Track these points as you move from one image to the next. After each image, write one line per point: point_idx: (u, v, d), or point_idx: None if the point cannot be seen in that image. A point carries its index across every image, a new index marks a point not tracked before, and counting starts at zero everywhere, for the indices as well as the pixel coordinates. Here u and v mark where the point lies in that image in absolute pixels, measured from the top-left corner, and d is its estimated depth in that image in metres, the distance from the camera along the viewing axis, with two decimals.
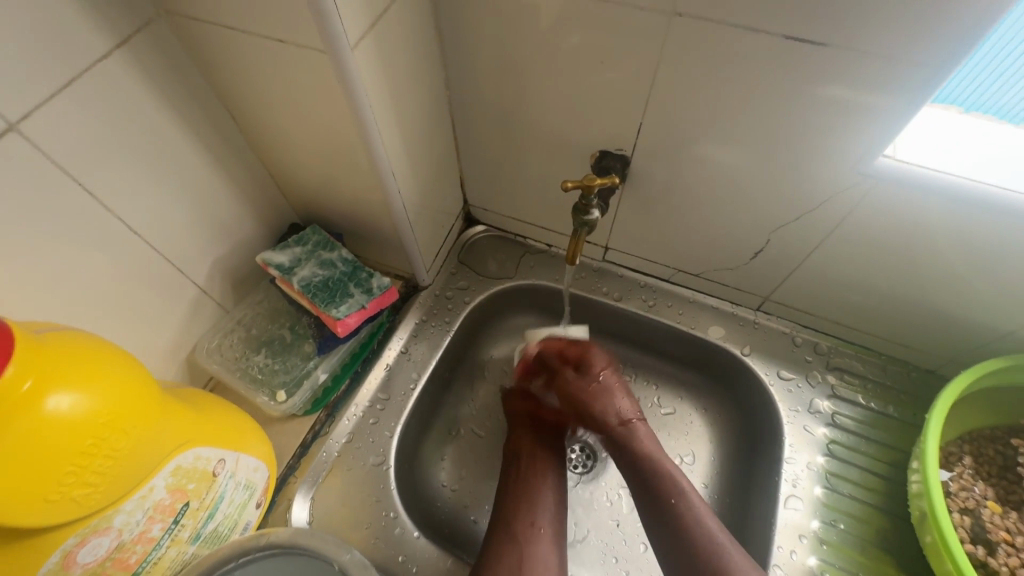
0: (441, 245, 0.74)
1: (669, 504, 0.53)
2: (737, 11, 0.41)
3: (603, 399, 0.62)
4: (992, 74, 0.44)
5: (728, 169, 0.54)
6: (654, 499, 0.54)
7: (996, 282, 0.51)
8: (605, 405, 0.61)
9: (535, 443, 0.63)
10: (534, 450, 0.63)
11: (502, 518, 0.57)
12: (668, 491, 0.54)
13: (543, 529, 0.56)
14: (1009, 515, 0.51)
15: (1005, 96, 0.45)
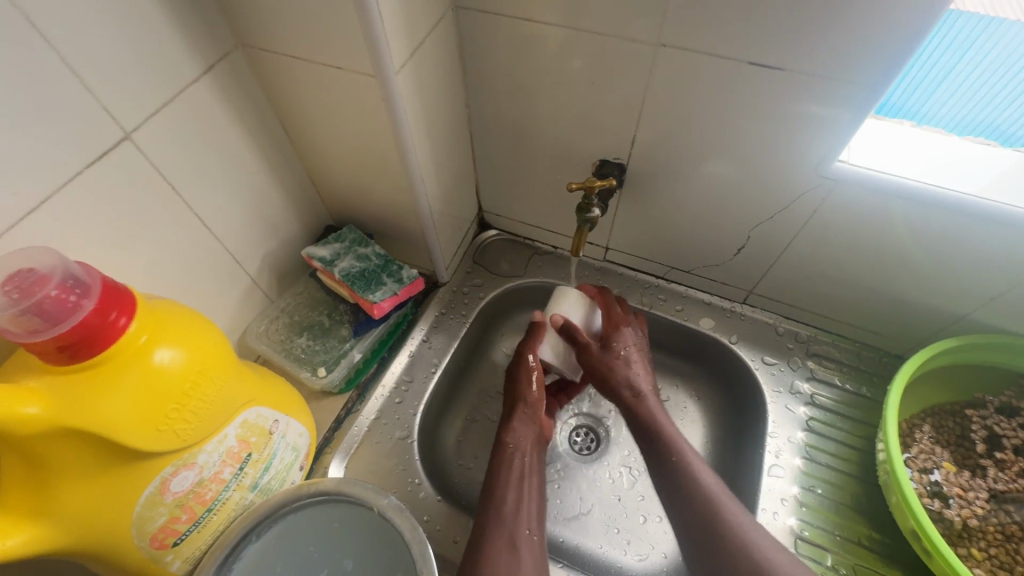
0: (458, 246, 0.82)
1: (672, 463, 0.57)
2: (711, 42, 0.50)
3: (622, 369, 0.65)
4: (932, 89, 0.52)
5: (711, 175, 0.62)
6: (660, 457, 0.59)
7: (946, 271, 0.59)
8: (623, 374, 0.64)
9: (528, 445, 0.64)
10: (527, 452, 0.64)
11: (497, 504, 0.57)
12: (672, 451, 0.58)
13: (531, 533, 0.55)
14: (964, 474, 0.58)
15: (944, 110, 0.54)
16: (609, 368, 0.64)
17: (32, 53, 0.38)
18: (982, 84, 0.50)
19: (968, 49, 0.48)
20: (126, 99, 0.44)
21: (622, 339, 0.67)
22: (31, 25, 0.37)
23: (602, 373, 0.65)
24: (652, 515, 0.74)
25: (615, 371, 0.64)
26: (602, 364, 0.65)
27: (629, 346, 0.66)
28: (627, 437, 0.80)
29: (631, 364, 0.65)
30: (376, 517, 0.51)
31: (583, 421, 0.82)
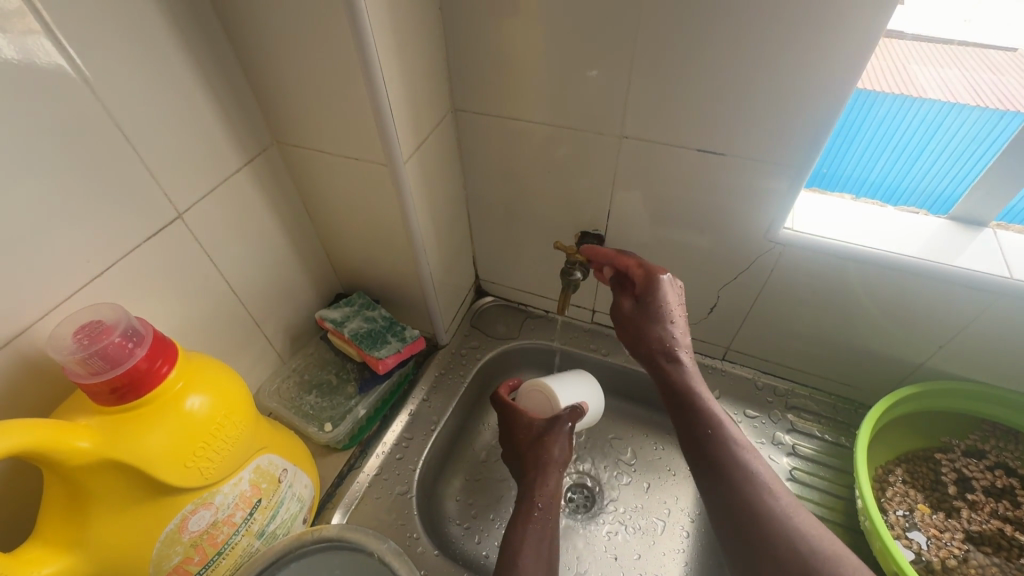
0: (457, 311, 0.89)
1: (704, 434, 0.55)
2: (665, 133, 0.60)
3: (655, 328, 0.61)
4: (908, 158, 0.60)
5: (677, 243, 0.71)
6: (692, 428, 0.56)
7: (897, 324, 0.65)
8: (658, 334, 0.61)
9: (546, 492, 0.63)
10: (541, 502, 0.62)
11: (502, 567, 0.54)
12: (703, 423, 0.55)
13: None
14: (938, 515, 0.61)
15: (923, 181, 0.61)
16: (644, 324, 0.62)
17: (109, 145, 0.47)
18: (951, 155, 0.58)
19: (938, 128, 0.56)
20: (181, 185, 0.54)
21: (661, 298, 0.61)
22: (111, 121, 0.46)
23: (635, 330, 0.63)
24: (649, 574, 0.74)
25: (650, 325, 0.61)
26: (639, 328, 0.63)
27: (667, 294, 0.61)
28: (621, 495, 0.82)
29: (666, 316, 0.61)
30: (375, 562, 0.54)
31: (579, 480, 0.84)
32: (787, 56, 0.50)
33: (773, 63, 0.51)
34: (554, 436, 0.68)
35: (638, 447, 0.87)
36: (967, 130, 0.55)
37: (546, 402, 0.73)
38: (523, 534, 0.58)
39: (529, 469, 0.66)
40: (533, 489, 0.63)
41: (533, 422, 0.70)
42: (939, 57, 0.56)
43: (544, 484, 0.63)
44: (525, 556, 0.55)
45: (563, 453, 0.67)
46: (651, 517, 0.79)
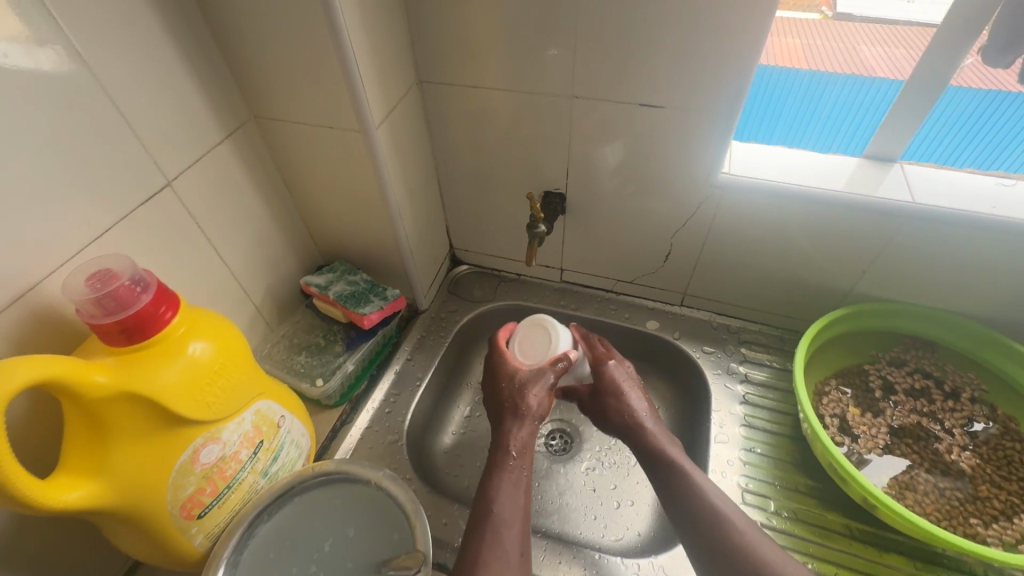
0: (435, 278, 0.95)
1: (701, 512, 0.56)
2: (612, 91, 0.66)
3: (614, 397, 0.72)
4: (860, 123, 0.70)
5: (630, 196, 0.77)
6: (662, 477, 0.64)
7: (825, 256, 0.73)
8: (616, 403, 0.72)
9: (519, 447, 0.65)
10: (517, 458, 0.65)
11: (476, 521, 0.58)
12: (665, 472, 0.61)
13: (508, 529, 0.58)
14: (866, 415, 0.70)
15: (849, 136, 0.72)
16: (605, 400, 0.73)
17: (100, 117, 0.51)
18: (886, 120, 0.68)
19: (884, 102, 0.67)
20: (168, 155, 0.58)
21: (619, 374, 0.74)
22: (102, 93, 0.50)
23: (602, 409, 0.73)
24: (625, 501, 0.81)
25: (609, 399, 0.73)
26: (603, 403, 0.74)
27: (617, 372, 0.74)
28: (595, 435, 0.89)
29: (627, 391, 0.73)
30: (372, 491, 0.59)
31: (556, 427, 0.91)
32: (712, 14, 0.57)
33: (701, 21, 0.58)
34: (530, 387, 0.70)
35: None
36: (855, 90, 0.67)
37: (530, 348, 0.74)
38: (497, 482, 0.62)
39: (504, 416, 0.69)
40: (504, 438, 0.66)
41: (515, 371, 0.72)
42: (884, 36, 0.67)
43: (517, 433, 0.66)
44: (501, 503, 0.60)
45: (540, 410, 0.69)
46: (624, 452, 0.87)
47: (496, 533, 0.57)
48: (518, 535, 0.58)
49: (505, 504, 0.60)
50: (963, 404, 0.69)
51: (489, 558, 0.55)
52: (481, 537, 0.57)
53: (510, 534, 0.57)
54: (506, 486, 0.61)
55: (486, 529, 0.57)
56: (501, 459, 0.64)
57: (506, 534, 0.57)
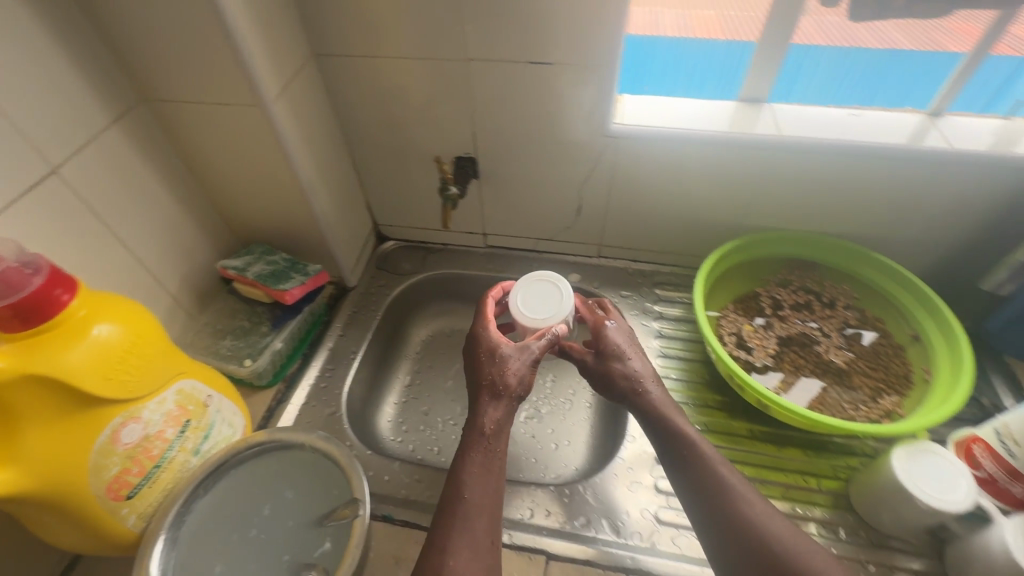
0: (361, 255, 0.96)
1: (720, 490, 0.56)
2: (502, 51, 0.69)
3: (617, 363, 0.66)
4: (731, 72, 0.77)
5: (536, 155, 0.81)
6: (673, 452, 0.60)
7: (715, 195, 0.80)
8: (619, 370, 0.66)
9: (496, 430, 0.59)
10: (494, 440, 0.59)
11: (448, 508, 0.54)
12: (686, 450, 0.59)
13: (479, 517, 0.53)
14: (758, 330, 0.78)
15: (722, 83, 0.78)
16: (604, 364, 0.66)
17: None
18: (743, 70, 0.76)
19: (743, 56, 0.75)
20: (51, 141, 0.56)
21: (613, 339, 0.67)
22: None
23: (600, 374, 0.67)
24: (563, 442, 0.87)
25: (611, 364, 0.66)
26: (601, 370, 0.67)
27: (616, 336, 0.68)
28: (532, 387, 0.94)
29: (625, 355, 0.66)
30: (309, 455, 0.61)
31: None
32: None
33: None
34: (510, 363, 0.62)
35: None
36: (723, 53, 0.75)
37: (538, 303, 0.71)
38: (469, 464, 0.56)
39: (480, 394, 0.61)
40: (479, 417, 0.60)
41: (497, 345, 0.64)
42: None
43: (489, 413, 0.60)
44: (471, 491, 0.54)
45: (521, 390, 0.62)
46: (559, 399, 0.92)
47: (463, 522, 0.52)
48: (485, 522, 0.53)
49: (477, 488, 0.55)
50: (838, 311, 0.79)
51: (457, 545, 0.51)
52: (449, 526, 0.52)
53: (479, 520, 0.53)
54: (476, 470, 0.56)
55: (452, 518, 0.53)
56: (473, 439, 0.58)
57: (474, 523, 0.52)
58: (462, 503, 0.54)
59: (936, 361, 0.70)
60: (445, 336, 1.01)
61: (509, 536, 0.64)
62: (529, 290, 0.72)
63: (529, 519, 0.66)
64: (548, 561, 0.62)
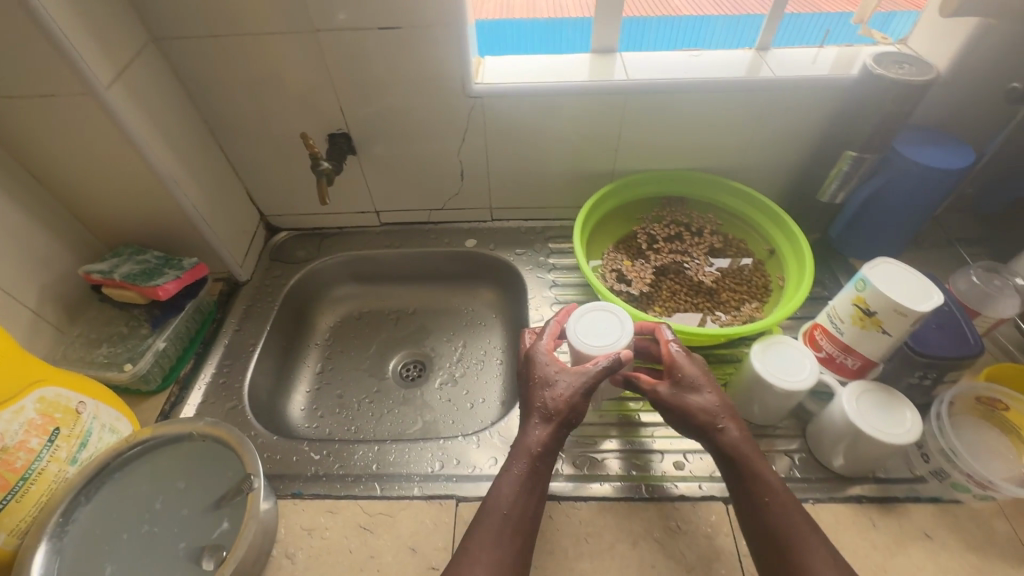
0: (250, 248, 0.93)
1: (776, 526, 0.52)
2: (347, 19, 0.70)
3: (692, 398, 0.60)
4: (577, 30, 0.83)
5: (409, 123, 0.83)
6: (743, 490, 0.55)
7: (584, 144, 0.85)
8: (693, 404, 0.60)
9: (543, 454, 0.58)
10: (540, 460, 0.58)
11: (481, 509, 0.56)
12: (759, 490, 0.54)
13: (509, 533, 0.53)
14: (636, 265, 0.84)
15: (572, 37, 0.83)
16: (676, 397, 0.60)
17: None
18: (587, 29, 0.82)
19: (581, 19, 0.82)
20: None
21: (687, 367, 0.61)
22: None
23: (674, 408, 0.60)
24: (479, 400, 0.88)
25: (687, 397, 0.60)
26: (675, 404, 0.60)
27: (686, 368, 0.61)
28: (445, 355, 0.95)
29: (700, 386, 0.60)
30: (201, 442, 0.60)
31: (411, 358, 0.95)
32: None
33: None
34: (562, 386, 0.60)
35: (451, 316, 1.00)
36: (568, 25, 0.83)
37: (595, 326, 0.64)
38: (506, 473, 0.57)
39: (530, 411, 0.61)
40: (526, 436, 0.59)
41: (553, 364, 0.62)
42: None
43: (533, 434, 0.59)
44: (499, 493, 0.56)
45: (571, 418, 0.60)
46: (473, 361, 0.94)
47: (487, 534, 0.53)
48: (509, 539, 0.53)
49: (514, 502, 0.55)
50: (705, 237, 0.87)
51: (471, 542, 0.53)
52: (476, 529, 0.54)
53: (505, 536, 0.53)
54: (511, 490, 0.56)
55: (480, 527, 0.54)
56: (517, 454, 0.58)
57: (497, 535, 0.53)
58: (489, 514, 0.55)
59: (787, 267, 0.79)
60: (354, 319, 1.00)
61: (419, 488, 0.66)
62: (596, 315, 0.65)
63: (439, 471, 0.68)
64: (458, 503, 0.64)
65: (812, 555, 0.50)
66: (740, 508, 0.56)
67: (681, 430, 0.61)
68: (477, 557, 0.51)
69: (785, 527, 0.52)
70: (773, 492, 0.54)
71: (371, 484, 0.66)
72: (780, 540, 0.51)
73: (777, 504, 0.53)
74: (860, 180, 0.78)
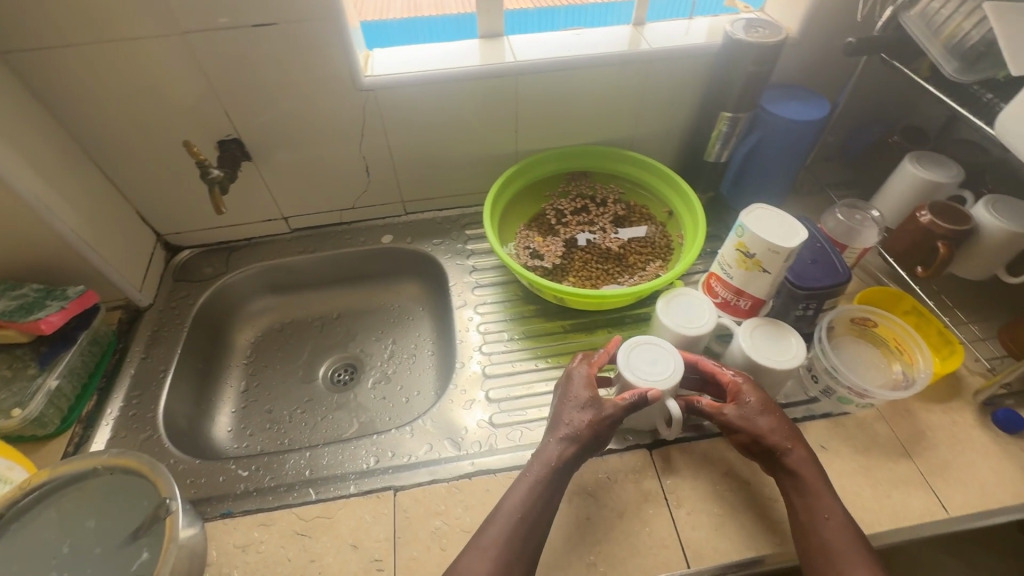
0: (149, 271, 0.88)
1: (828, 542, 0.55)
2: (216, 18, 0.67)
3: (759, 424, 0.61)
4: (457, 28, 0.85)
5: (304, 123, 0.81)
6: (801, 509, 0.57)
7: (485, 129, 0.87)
8: (757, 429, 0.61)
9: (563, 473, 0.58)
10: (559, 480, 0.58)
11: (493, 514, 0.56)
12: (819, 510, 0.56)
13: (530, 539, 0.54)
14: (548, 241, 0.87)
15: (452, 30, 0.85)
16: (739, 421, 0.61)
17: None
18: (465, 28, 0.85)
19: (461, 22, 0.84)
20: None
21: (752, 393, 0.62)
22: None
23: (736, 431, 0.62)
24: (414, 392, 0.88)
25: (756, 422, 0.61)
26: (742, 426, 0.61)
27: (749, 395, 0.62)
28: (376, 355, 0.94)
29: (766, 412, 0.61)
30: (107, 475, 0.56)
31: (341, 364, 0.93)
32: None
33: None
34: (601, 412, 0.60)
35: (378, 315, 0.99)
36: (447, 22, 0.84)
37: (643, 360, 0.64)
38: (520, 481, 0.58)
39: (553, 428, 0.61)
40: (543, 448, 0.60)
41: (588, 387, 0.62)
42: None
43: (546, 447, 0.60)
44: (508, 497, 0.57)
45: (596, 441, 0.60)
46: (405, 356, 0.93)
47: (498, 535, 0.54)
48: (515, 548, 0.53)
49: (527, 506, 0.56)
50: (610, 207, 0.91)
51: (478, 539, 0.54)
52: (484, 528, 0.55)
53: (504, 544, 0.53)
54: (524, 493, 0.57)
55: (491, 527, 0.55)
56: (536, 463, 0.59)
57: (508, 540, 0.53)
58: (498, 519, 0.55)
59: (684, 226, 0.85)
60: (275, 332, 0.96)
61: (355, 486, 0.65)
62: (652, 348, 0.65)
63: (374, 465, 0.68)
64: (396, 494, 0.64)
65: (857, 566, 0.53)
66: (795, 526, 0.58)
67: (741, 450, 0.63)
68: (482, 559, 0.52)
69: (836, 542, 0.54)
70: (831, 512, 0.56)
71: (305, 490, 0.65)
72: (830, 552, 0.54)
73: (836, 522, 0.55)
74: (739, 138, 0.84)
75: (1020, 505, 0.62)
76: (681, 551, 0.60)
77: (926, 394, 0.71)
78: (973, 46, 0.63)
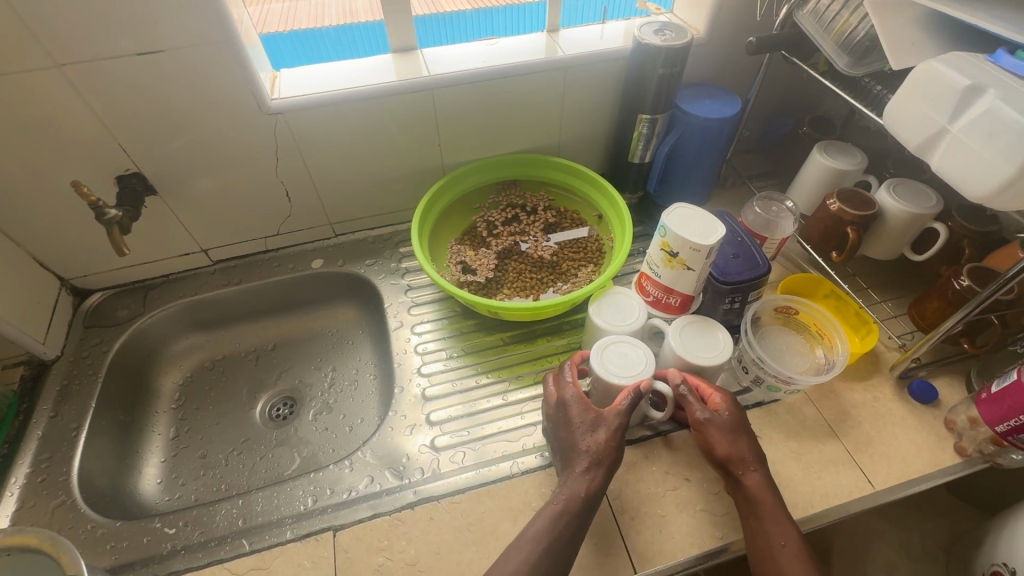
0: (53, 321, 0.81)
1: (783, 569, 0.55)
2: (97, 48, 0.62)
3: (732, 442, 0.61)
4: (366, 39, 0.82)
5: (212, 151, 0.77)
6: (760, 535, 0.58)
7: (407, 145, 0.85)
8: (727, 447, 0.61)
9: (589, 499, 0.57)
10: (584, 507, 0.57)
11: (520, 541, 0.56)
12: (776, 537, 0.57)
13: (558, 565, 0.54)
14: (480, 254, 0.87)
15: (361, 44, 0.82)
16: (714, 437, 0.62)
17: None
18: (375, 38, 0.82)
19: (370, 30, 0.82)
20: None
21: (727, 408, 0.63)
22: None
23: (710, 446, 0.62)
24: (357, 420, 0.85)
25: (729, 439, 0.62)
26: (712, 437, 0.62)
27: (725, 412, 0.63)
28: (316, 385, 0.90)
29: (737, 431, 0.62)
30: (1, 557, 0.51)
31: (282, 400, 0.89)
32: None
33: None
34: (607, 431, 0.59)
35: (314, 342, 0.95)
36: (355, 33, 0.81)
37: (613, 355, 0.65)
38: (546, 512, 0.57)
39: (573, 457, 0.60)
40: (570, 482, 0.58)
41: (591, 409, 0.61)
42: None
43: (575, 479, 0.58)
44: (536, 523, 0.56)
45: (617, 459, 0.60)
46: (346, 383, 0.90)
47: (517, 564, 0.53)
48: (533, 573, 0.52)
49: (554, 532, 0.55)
50: (541, 214, 0.91)
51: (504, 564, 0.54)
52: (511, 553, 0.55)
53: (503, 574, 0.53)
54: (547, 520, 0.56)
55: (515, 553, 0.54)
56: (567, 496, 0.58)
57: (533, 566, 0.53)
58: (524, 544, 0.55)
59: (613, 227, 0.86)
60: (204, 371, 0.91)
61: (292, 531, 0.62)
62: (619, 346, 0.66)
63: (313, 506, 0.65)
64: (336, 534, 0.62)
65: None
66: (756, 551, 0.58)
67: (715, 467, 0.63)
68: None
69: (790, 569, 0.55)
70: (785, 538, 0.57)
71: (239, 542, 0.62)
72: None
73: (791, 549, 0.56)
74: (659, 138, 0.86)
75: (936, 472, 0.66)
76: (628, 557, 0.61)
77: (849, 373, 0.74)
78: (860, 40, 0.66)
